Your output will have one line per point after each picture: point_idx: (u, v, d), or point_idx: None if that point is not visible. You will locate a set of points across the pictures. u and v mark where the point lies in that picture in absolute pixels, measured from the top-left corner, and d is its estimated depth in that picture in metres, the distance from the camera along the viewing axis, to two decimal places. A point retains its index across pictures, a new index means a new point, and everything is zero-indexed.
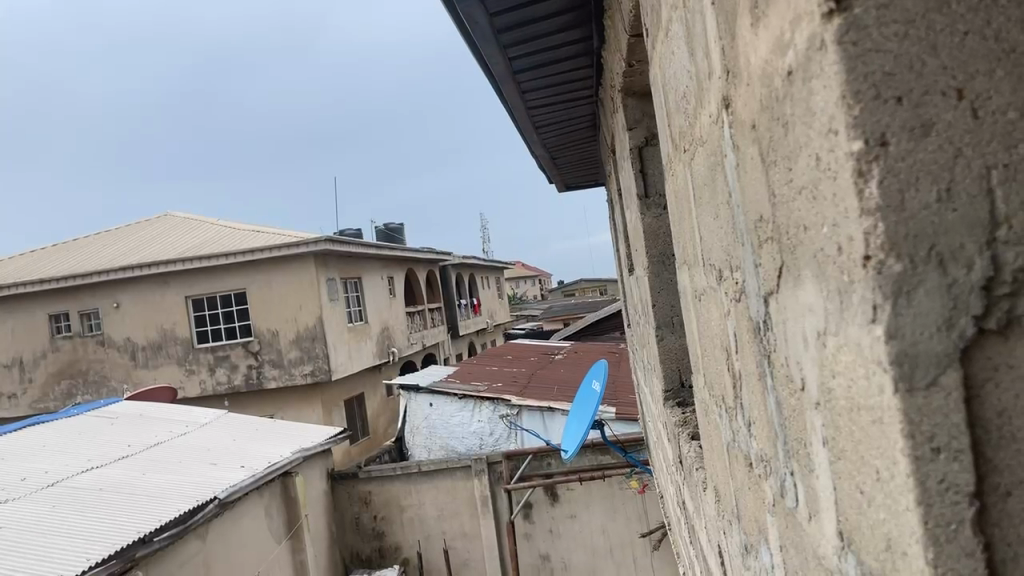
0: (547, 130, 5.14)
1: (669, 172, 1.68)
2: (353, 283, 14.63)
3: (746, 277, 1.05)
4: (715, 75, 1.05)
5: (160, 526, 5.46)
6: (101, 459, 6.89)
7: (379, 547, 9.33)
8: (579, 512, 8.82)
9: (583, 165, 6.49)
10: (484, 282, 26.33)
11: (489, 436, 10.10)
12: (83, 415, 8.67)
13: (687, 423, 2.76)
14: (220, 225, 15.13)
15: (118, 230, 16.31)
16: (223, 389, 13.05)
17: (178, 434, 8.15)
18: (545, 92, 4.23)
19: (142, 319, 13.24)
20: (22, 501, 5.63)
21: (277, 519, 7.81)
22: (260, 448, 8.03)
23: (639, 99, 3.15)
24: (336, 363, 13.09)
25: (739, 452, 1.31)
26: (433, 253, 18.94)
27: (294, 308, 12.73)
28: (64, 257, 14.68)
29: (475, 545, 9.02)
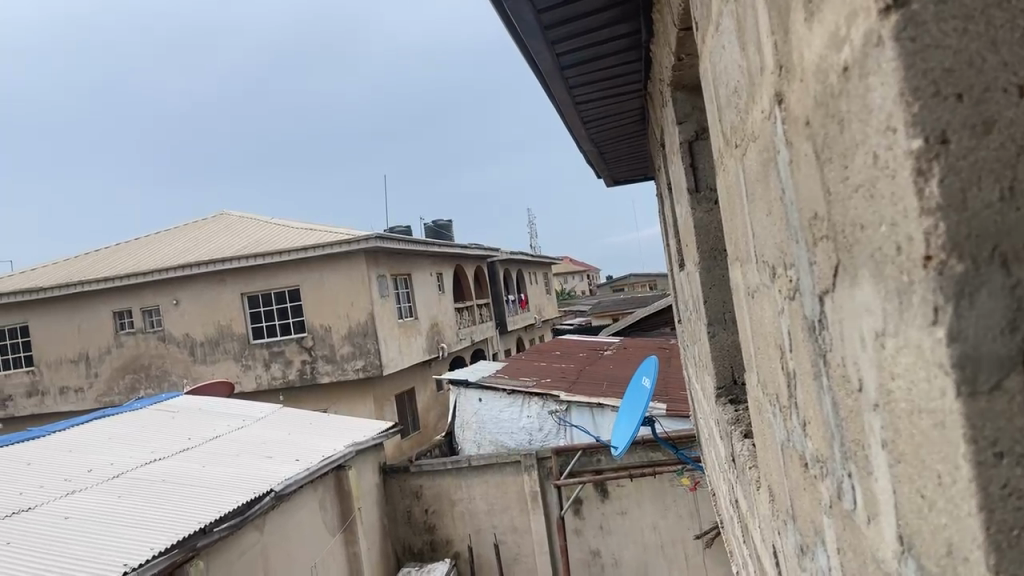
0: (594, 125, 5.12)
1: (720, 167, 1.66)
2: (403, 279, 14.80)
3: (801, 274, 1.03)
4: (768, 69, 1.04)
5: (220, 516, 5.63)
6: (163, 451, 7.11)
7: (431, 540, 9.44)
8: (630, 509, 8.78)
9: (632, 160, 6.43)
10: (532, 278, 26.45)
11: (537, 431, 10.09)
12: (145, 409, 8.96)
13: (740, 421, 2.72)
14: (273, 223, 15.44)
15: (177, 229, 16.76)
16: (278, 383, 13.36)
17: (235, 427, 8.36)
18: (591, 87, 4.22)
19: (200, 315, 13.63)
20: (90, 492, 5.85)
21: (330, 512, 7.96)
22: (314, 441, 8.20)
23: (688, 93, 3.10)
24: (387, 359, 13.25)
25: (795, 452, 1.29)
26: (481, 249, 19.04)
27: (345, 304, 12.93)
28: (126, 256, 15.15)
29: (525, 540, 9.06)
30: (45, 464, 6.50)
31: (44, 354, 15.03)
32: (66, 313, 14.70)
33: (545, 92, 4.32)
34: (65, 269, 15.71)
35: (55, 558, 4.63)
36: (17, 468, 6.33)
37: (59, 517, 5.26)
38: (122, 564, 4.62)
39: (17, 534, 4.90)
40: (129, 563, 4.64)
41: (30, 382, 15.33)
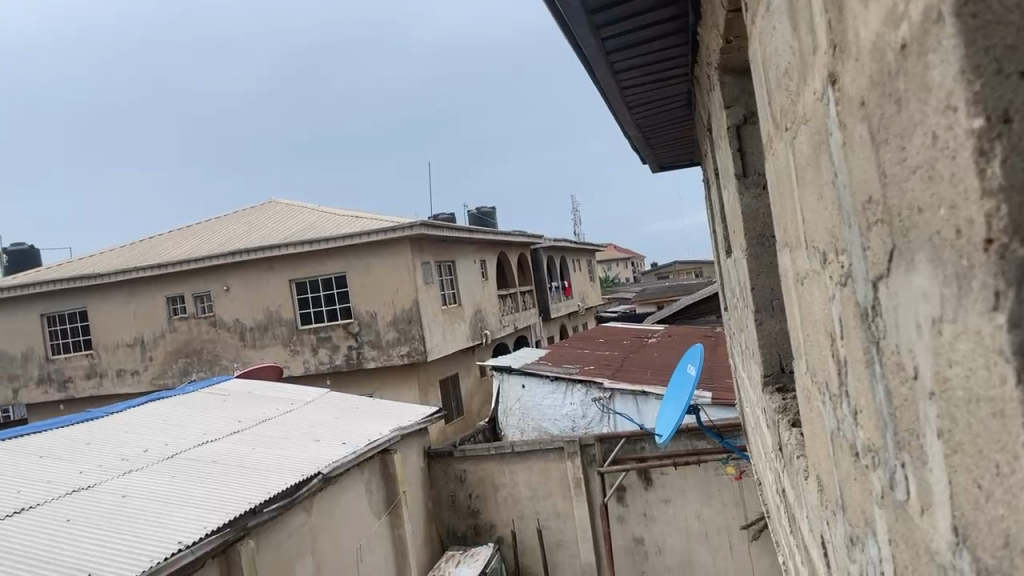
0: (640, 110, 5.06)
1: (770, 152, 1.63)
2: (447, 266, 14.88)
3: (853, 259, 1.01)
4: (820, 49, 1.01)
5: (270, 497, 5.77)
6: (215, 433, 7.30)
7: (475, 525, 9.53)
8: (673, 497, 8.74)
9: (679, 145, 6.35)
10: (576, 266, 26.39)
11: (580, 418, 10.09)
12: (197, 392, 9.21)
13: (787, 409, 2.69)
14: (319, 210, 15.65)
15: (227, 216, 17.09)
16: (325, 368, 13.62)
17: (284, 411, 8.53)
18: (636, 72, 4.17)
19: (250, 301, 13.95)
20: (145, 471, 6.04)
21: (376, 495, 8.10)
22: (360, 425, 8.33)
23: (736, 76, 3.03)
24: (431, 345, 13.35)
25: (845, 442, 1.26)
26: (525, 236, 19.04)
27: (390, 291, 13.05)
28: (178, 243, 15.54)
29: (568, 526, 9.09)
30: (103, 444, 6.72)
31: (101, 339, 15.44)
32: (122, 298, 15.12)
33: (590, 77, 4.28)
34: (120, 255, 16.17)
35: (114, 534, 4.81)
36: (77, 447, 6.55)
37: (117, 495, 5.44)
38: (177, 542, 4.78)
39: (78, 510, 5.10)
40: (183, 541, 4.79)
41: (90, 364, 15.59)
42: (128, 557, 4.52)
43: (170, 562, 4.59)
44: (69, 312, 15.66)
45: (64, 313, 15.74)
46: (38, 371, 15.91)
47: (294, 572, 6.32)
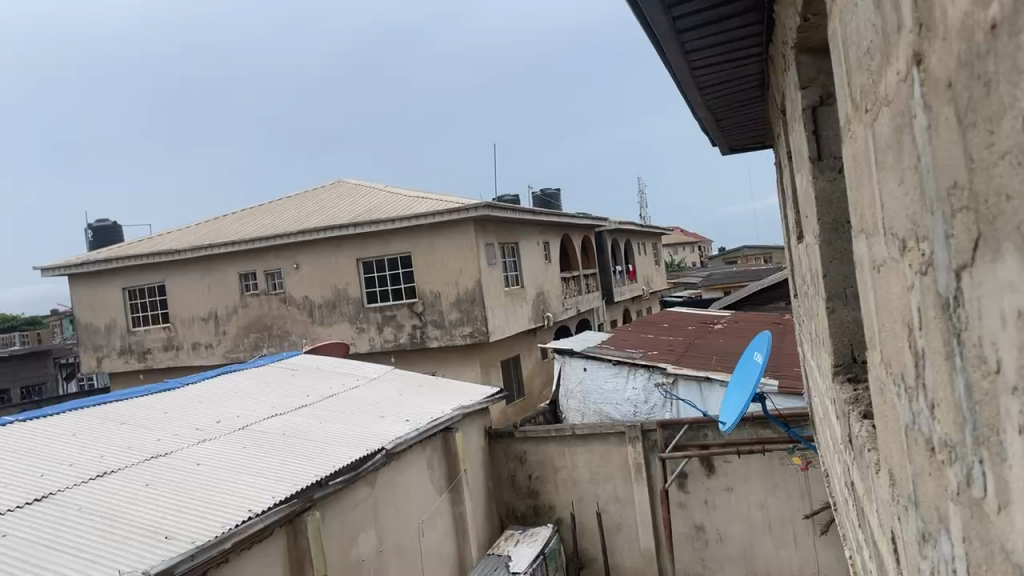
0: (711, 90, 4.94)
1: (848, 134, 1.57)
2: (511, 248, 14.91)
3: (934, 247, 0.98)
4: (906, 29, 0.97)
5: (336, 470, 5.93)
6: (284, 407, 7.53)
7: (534, 505, 9.59)
8: (736, 485, 8.63)
9: (751, 126, 6.19)
10: (642, 249, 26.08)
11: (642, 403, 10.04)
12: (268, 365, 9.50)
13: (859, 401, 2.61)
14: (386, 191, 15.86)
15: (298, 195, 17.47)
16: (390, 346, 13.87)
17: (349, 387, 8.73)
18: (708, 52, 4.08)
19: (319, 278, 14.28)
20: (218, 441, 6.27)
21: (438, 472, 8.23)
22: (422, 403, 8.47)
23: (813, 55, 2.89)
24: (494, 326, 13.45)
25: (920, 436, 1.22)
26: (589, 218, 18.91)
27: (454, 272, 13.17)
28: (251, 222, 15.97)
29: (628, 511, 9.07)
30: (179, 414, 7.01)
31: (177, 312, 16.01)
32: (198, 273, 15.65)
33: (660, 57, 4.20)
34: (196, 232, 16.73)
35: (190, 499, 5.02)
36: (155, 416, 6.84)
37: (191, 463, 5.67)
38: (248, 510, 4.97)
39: (156, 476, 5.34)
40: (253, 510, 4.97)
41: (167, 337, 16.19)
42: (202, 522, 4.72)
43: (241, 529, 4.78)
44: (149, 286, 16.29)
45: (144, 287, 16.39)
46: (120, 342, 16.61)
47: (358, 542, 6.48)
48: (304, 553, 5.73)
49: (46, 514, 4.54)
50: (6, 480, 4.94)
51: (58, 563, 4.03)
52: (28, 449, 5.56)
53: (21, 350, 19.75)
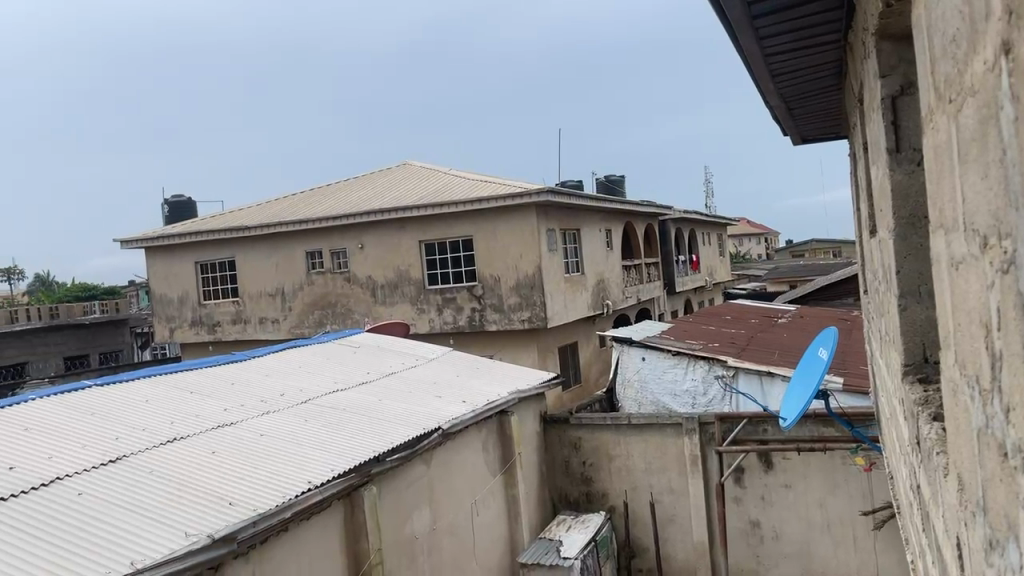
0: (785, 78, 4.81)
1: (930, 126, 1.51)
2: (573, 234, 14.86)
3: (1018, 246, 0.93)
4: (995, 17, 0.92)
5: (393, 447, 6.05)
6: (345, 383, 7.72)
7: (587, 492, 9.59)
8: (795, 482, 8.47)
9: (825, 116, 6.01)
10: (706, 239, 25.66)
11: (701, 395, 9.94)
12: (331, 342, 9.73)
13: (929, 402, 2.52)
14: (450, 174, 15.97)
15: (364, 176, 17.75)
16: (449, 328, 14.04)
17: (408, 366, 8.86)
18: (784, 38, 3.96)
19: (382, 259, 14.53)
20: (282, 414, 6.47)
21: (492, 454, 8.31)
22: (479, 385, 8.55)
23: (894, 42, 2.81)
24: (553, 311, 13.47)
25: (992, 440, 1.18)
26: (653, 206, 18.68)
27: (515, 257, 13.21)
28: (318, 202, 16.29)
29: (682, 502, 8.99)
30: (245, 385, 7.24)
31: (246, 287, 16.45)
32: (267, 250, 16.04)
33: (732, 43, 4.10)
34: (266, 209, 17.17)
35: (255, 468, 5.21)
36: (223, 386, 7.09)
37: (255, 434, 5.86)
38: (308, 482, 5.12)
39: (221, 444, 5.54)
40: (313, 482, 5.12)
41: (235, 310, 16.66)
42: (265, 490, 4.89)
43: (301, 499, 4.93)
44: (219, 261, 16.77)
45: (215, 262, 16.87)
46: (191, 314, 17.14)
47: (412, 519, 6.60)
48: (360, 527, 5.86)
49: (120, 475, 4.76)
50: (83, 441, 5.18)
51: (131, 521, 4.23)
52: (104, 413, 5.82)
53: (100, 317, 20.64)
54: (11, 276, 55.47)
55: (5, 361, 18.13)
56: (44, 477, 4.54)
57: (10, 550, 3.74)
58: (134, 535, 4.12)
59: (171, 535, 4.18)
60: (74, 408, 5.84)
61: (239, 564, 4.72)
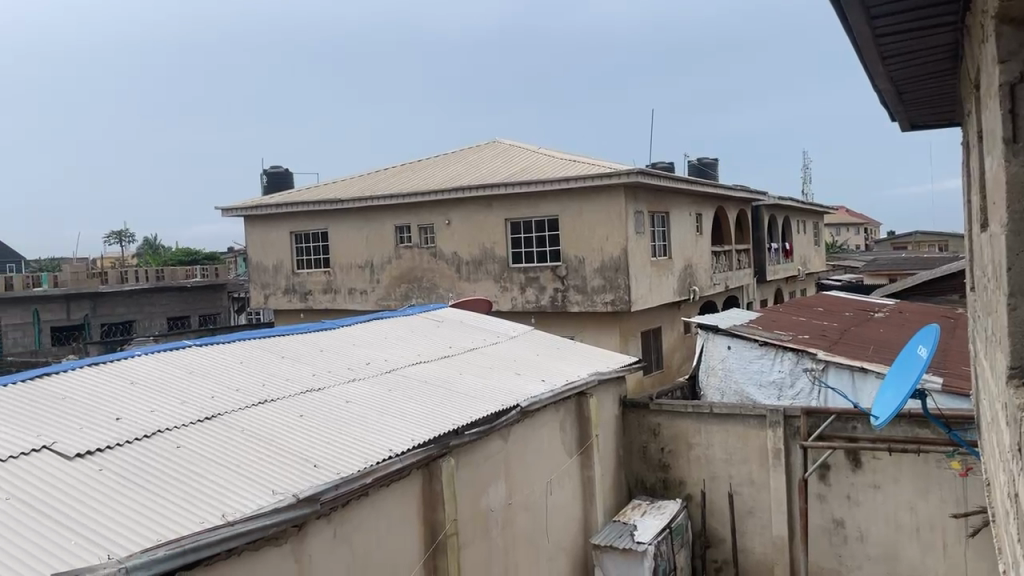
0: (896, 60, 4.57)
1: None
2: (661, 217, 14.62)
3: None
4: None
5: (472, 421, 6.15)
6: (428, 355, 7.89)
7: (664, 478, 9.49)
8: (884, 483, 8.16)
9: (937, 101, 5.69)
10: (801, 227, 24.79)
11: (788, 388, 9.68)
12: (416, 315, 9.93)
13: None
14: (538, 153, 15.96)
15: (454, 153, 17.93)
16: (532, 307, 14.09)
17: (489, 343, 8.95)
18: (896, 18, 3.76)
19: (468, 236, 14.68)
20: (367, 381, 6.67)
21: (570, 434, 8.33)
22: (560, 365, 8.58)
23: (1016, 26, 2.63)
24: (637, 295, 13.33)
25: None
26: (746, 191, 18.17)
27: (601, 238, 13.12)
28: (408, 177, 16.56)
29: (762, 495, 8.81)
30: (334, 352, 7.48)
31: (337, 258, 16.93)
32: (357, 223, 16.46)
33: (840, 23, 3.92)
34: (358, 183, 17.60)
35: (339, 433, 5.39)
36: (313, 352, 7.35)
37: (341, 400, 6.06)
38: (389, 449, 5.27)
39: (308, 408, 5.75)
40: (393, 450, 5.26)
41: (326, 280, 17.16)
42: (348, 455, 5.06)
43: (382, 466, 5.07)
44: (312, 232, 17.29)
45: (308, 233, 17.42)
46: (285, 282, 17.74)
47: (488, 493, 6.70)
48: (437, 497, 5.98)
49: (215, 432, 5.01)
50: (183, 397, 5.48)
51: (223, 476, 4.46)
52: (203, 371, 6.14)
53: (201, 281, 21.69)
54: (122, 239, 58.98)
55: (116, 318, 19.34)
56: (145, 429, 4.82)
57: (114, 495, 4.01)
58: (225, 490, 4.33)
59: (259, 492, 4.39)
60: (175, 365, 6.18)
61: (321, 524, 4.91)
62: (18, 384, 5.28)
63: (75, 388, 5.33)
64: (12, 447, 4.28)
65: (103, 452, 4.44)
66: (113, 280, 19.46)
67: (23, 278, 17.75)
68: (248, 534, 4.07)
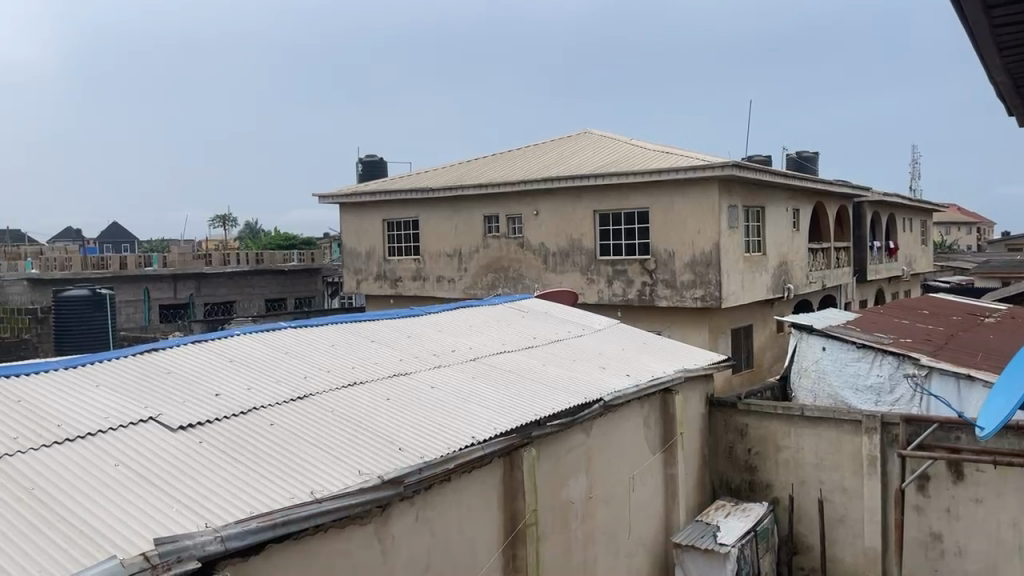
0: (1015, 51, 4.28)
1: None
2: (755, 211, 14.22)
3: None
4: None
5: (555, 413, 6.16)
6: (513, 344, 7.94)
7: (750, 480, 9.26)
8: (987, 497, 7.72)
9: None
10: (906, 225, 23.62)
11: (886, 393, 9.27)
12: (503, 304, 10.02)
13: None
14: (629, 144, 15.77)
15: (544, 143, 17.93)
16: (618, 300, 13.97)
17: (574, 335, 8.93)
18: (1016, 7, 3.53)
19: (556, 227, 14.69)
20: (453, 368, 6.79)
21: (654, 431, 8.24)
22: (646, 360, 8.48)
23: None
24: (729, 291, 13.02)
25: None
26: (848, 186, 17.45)
27: (692, 231, 12.89)
28: (498, 167, 16.65)
29: (854, 504, 8.49)
30: (423, 339, 7.62)
31: (427, 247, 17.20)
32: (447, 212, 16.68)
33: (955, 13, 3.70)
34: (448, 172, 17.85)
35: (425, 419, 5.49)
36: (403, 338, 7.52)
37: (428, 385, 6.18)
38: (472, 437, 5.34)
39: (395, 392, 5.88)
40: (477, 438, 5.33)
41: (416, 268, 17.47)
42: (433, 440, 5.15)
43: (464, 452, 5.14)
44: (403, 220, 17.65)
45: (399, 221, 17.78)
46: (377, 268, 18.11)
47: (569, 485, 6.70)
48: (518, 486, 6.01)
49: (306, 411, 5.19)
50: (278, 376, 5.70)
51: (312, 454, 4.61)
52: (297, 352, 6.36)
53: (297, 265, 22.49)
54: (226, 223, 61.80)
55: (218, 298, 20.32)
56: (242, 405, 5.04)
57: (212, 468, 4.20)
58: (316, 468, 4.48)
59: (346, 472, 4.52)
60: (272, 346, 6.43)
61: (405, 506, 5.03)
62: (129, 357, 5.61)
63: (179, 363, 5.62)
64: (123, 416, 4.55)
65: (204, 426, 4.67)
66: (216, 262, 20.43)
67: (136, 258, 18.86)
68: (335, 511, 4.19)
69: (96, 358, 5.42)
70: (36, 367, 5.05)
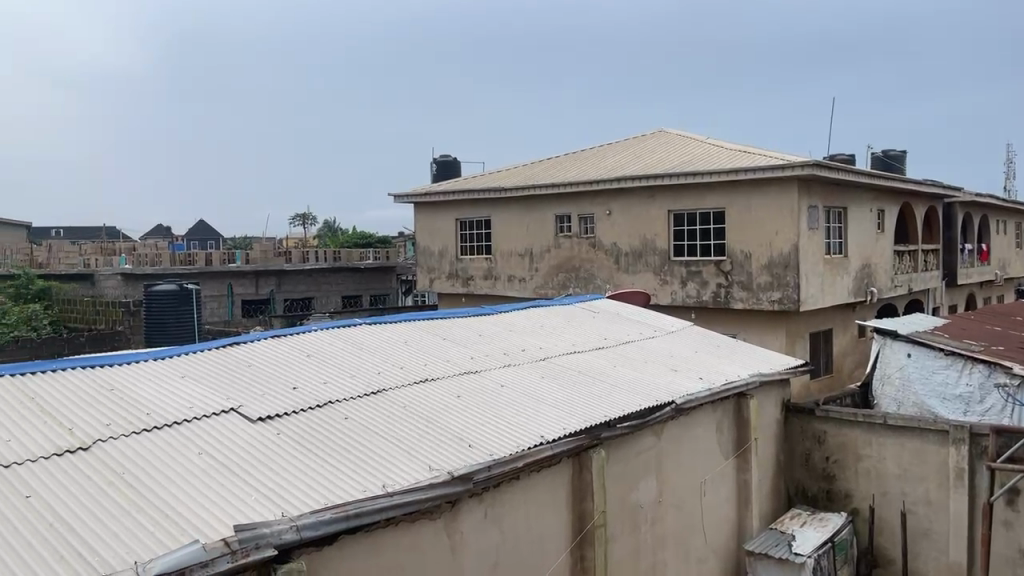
0: None
1: None
2: (836, 212, 13.77)
3: None
4: None
5: (624, 415, 6.11)
6: (584, 345, 7.91)
7: (828, 489, 8.97)
8: None
9: None
10: (1000, 227, 22.49)
11: (976, 403, 8.89)
12: (574, 304, 9.99)
13: None
14: (704, 143, 15.51)
15: (617, 143, 17.81)
16: (691, 302, 13.77)
17: (646, 337, 8.83)
18: None
19: (629, 227, 14.58)
20: (524, 368, 6.81)
21: (727, 436, 8.08)
22: (720, 363, 8.32)
23: None
24: (808, 294, 12.64)
25: None
26: (937, 186, 16.71)
27: (769, 232, 12.58)
28: (570, 167, 16.63)
29: (939, 517, 8.13)
30: (493, 338, 7.67)
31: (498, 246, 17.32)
32: (518, 212, 16.76)
33: None
34: (521, 172, 17.93)
35: (494, 417, 5.52)
36: (474, 336, 7.59)
37: (498, 384, 6.22)
38: (540, 436, 5.34)
39: (466, 390, 5.94)
40: (545, 437, 5.33)
41: (487, 266, 17.61)
42: (502, 438, 5.19)
43: (532, 451, 5.15)
44: (476, 220, 17.82)
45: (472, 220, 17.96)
46: (449, 267, 18.32)
47: (638, 488, 6.63)
48: (586, 487, 5.98)
49: (379, 405, 5.30)
50: (352, 371, 5.83)
51: (384, 449, 4.70)
52: (371, 349, 6.50)
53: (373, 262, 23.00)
54: (305, 220, 63.70)
55: (297, 294, 20.97)
56: (318, 399, 5.19)
57: (288, 458, 4.34)
58: (387, 462, 4.57)
59: (416, 467, 4.59)
60: (347, 342, 6.58)
61: (473, 503, 5.07)
62: (212, 350, 5.84)
63: (259, 357, 5.81)
64: (206, 406, 4.75)
65: (282, 418, 4.82)
66: (296, 258, 21.06)
67: (221, 254, 19.63)
68: (406, 505, 4.27)
69: (182, 350, 5.67)
70: (128, 358, 5.31)
